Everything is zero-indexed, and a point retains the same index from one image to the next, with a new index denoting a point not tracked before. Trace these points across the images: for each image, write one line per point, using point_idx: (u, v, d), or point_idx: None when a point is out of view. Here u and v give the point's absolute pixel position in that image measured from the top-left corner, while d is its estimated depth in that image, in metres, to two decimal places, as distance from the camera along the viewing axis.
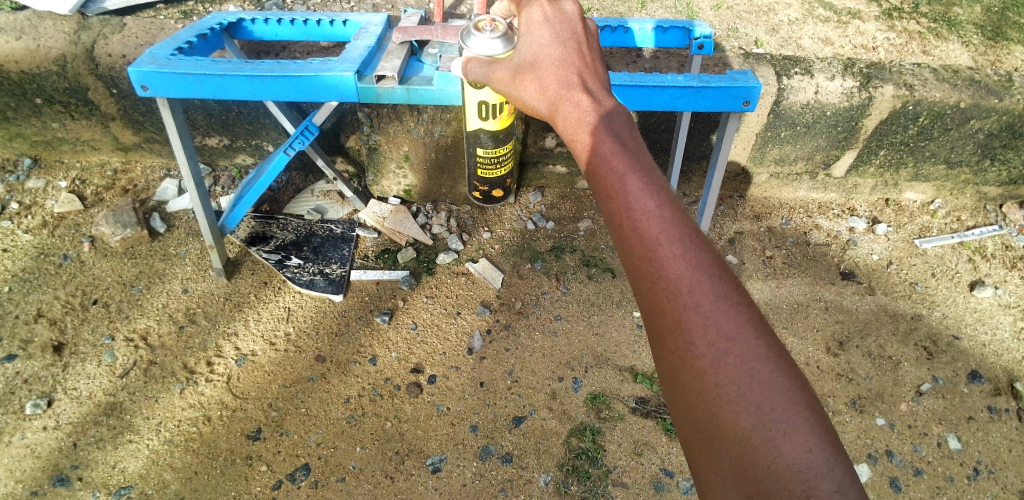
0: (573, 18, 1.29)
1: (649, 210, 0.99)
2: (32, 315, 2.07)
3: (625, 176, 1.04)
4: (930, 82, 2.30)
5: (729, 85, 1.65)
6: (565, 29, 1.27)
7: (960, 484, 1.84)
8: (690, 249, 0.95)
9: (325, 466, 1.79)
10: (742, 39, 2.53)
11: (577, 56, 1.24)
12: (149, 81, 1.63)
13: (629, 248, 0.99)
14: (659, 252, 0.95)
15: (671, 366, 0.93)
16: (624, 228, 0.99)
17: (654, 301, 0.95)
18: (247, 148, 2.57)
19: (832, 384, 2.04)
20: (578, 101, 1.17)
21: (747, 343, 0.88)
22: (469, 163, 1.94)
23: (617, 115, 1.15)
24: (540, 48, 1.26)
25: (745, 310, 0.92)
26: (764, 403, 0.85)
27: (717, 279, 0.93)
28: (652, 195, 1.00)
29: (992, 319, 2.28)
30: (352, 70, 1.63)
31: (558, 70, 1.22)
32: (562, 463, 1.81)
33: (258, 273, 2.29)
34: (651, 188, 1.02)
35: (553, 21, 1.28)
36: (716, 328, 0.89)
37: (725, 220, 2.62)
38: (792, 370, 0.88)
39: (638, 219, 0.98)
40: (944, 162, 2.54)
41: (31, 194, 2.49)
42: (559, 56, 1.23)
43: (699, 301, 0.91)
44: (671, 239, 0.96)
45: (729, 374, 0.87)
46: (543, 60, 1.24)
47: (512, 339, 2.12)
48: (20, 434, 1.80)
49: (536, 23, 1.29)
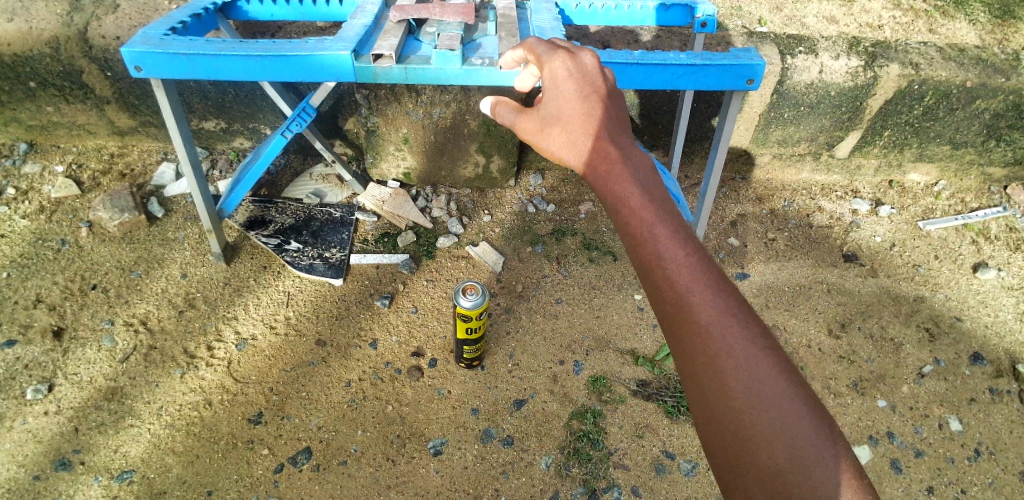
0: (595, 70, 1.17)
1: (681, 260, 0.93)
2: (31, 301, 2.06)
3: (655, 226, 0.97)
4: (935, 61, 2.28)
5: (732, 63, 1.62)
6: (588, 83, 1.15)
7: (960, 465, 1.82)
8: (719, 295, 0.92)
9: (327, 449, 1.78)
10: (745, 18, 2.45)
11: (603, 110, 1.12)
12: (143, 61, 1.60)
13: (660, 297, 0.94)
14: (691, 300, 0.91)
15: (703, 407, 0.89)
16: (656, 279, 0.94)
17: (689, 349, 0.91)
18: (243, 131, 2.54)
19: (833, 366, 2.03)
20: (607, 154, 1.07)
21: (776, 381, 0.87)
22: (454, 344, 1.92)
23: (643, 164, 1.07)
24: (565, 101, 1.14)
25: (772, 350, 0.89)
26: (795, 438, 0.84)
27: (746, 324, 0.90)
28: (680, 243, 0.95)
29: (995, 301, 2.26)
30: (349, 49, 1.60)
31: (585, 123, 1.11)
32: (562, 446, 1.80)
33: (257, 257, 2.28)
34: (680, 235, 0.96)
35: (576, 74, 1.16)
36: (747, 370, 0.87)
37: (727, 202, 2.60)
38: (818, 406, 0.87)
39: (671, 270, 0.93)
40: (949, 143, 2.51)
41: (27, 179, 2.46)
42: (585, 109, 1.12)
43: (730, 343, 0.89)
44: (701, 287, 0.92)
45: (761, 413, 0.85)
46: (568, 111, 1.12)
47: (513, 321, 2.12)
48: (21, 419, 1.79)
49: (559, 77, 1.16)
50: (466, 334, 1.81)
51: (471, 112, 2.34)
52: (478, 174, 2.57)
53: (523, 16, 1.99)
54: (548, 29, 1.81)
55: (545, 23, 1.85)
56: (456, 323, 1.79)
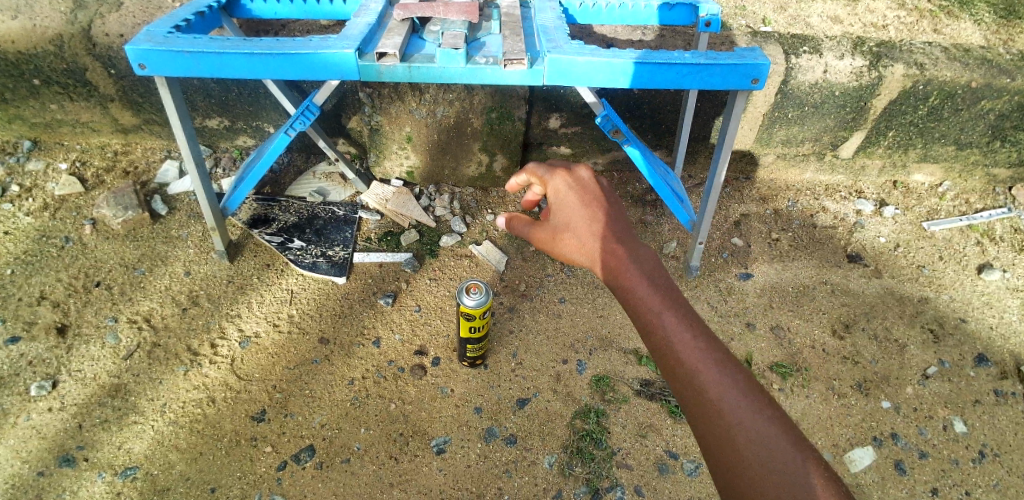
0: (592, 182, 1.33)
1: (687, 341, 1.10)
2: (35, 298, 2.06)
3: (662, 314, 1.13)
4: (940, 61, 2.27)
5: (737, 63, 1.62)
6: (588, 194, 1.31)
7: (964, 467, 1.81)
8: (724, 370, 1.08)
9: (330, 447, 1.78)
10: (750, 18, 2.44)
11: (605, 213, 1.27)
12: (147, 59, 1.60)
13: (675, 378, 1.10)
14: (699, 376, 1.08)
15: (722, 474, 1.03)
16: (669, 362, 1.10)
17: (704, 422, 1.06)
18: (247, 129, 2.54)
19: (837, 367, 2.03)
20: (616, 252, 1.21)
21: (777, 439, 1.03)
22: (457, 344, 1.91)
23: (646, 257, 1.22)
24: (570, 211, 1.29)
25: (770, 410, 1.06)
26: (798, 487, 0.99)
27: (746, 391, 1.07)
28: (687, 327, 1.12)
29: (1000, 303, 2.25)
30: (352, 47, 1.59)
31: (592, 228, 1.25)
32: (565, 445, 1.80)
33: (260, 255, 2.28)
34: (685, 320, 1.13)
35: (575, 187, 1.32)
36: (752, 432, 1.03)
37: (731, 202, 2.60)
38: (814, 456, 1.03)
39: (680, 352, 1.10)
40: (953, 143, 2.50)
41: (31, 176, 2.47)
42: (589, 216, 1.27)
43: (737, 412, 1.05)
44: (707, 365, 1.08)
45: (769, 470, 1.00)
46: (575, 220, 1.27)
47: (516, 320, 2.12)
48: (25, 415, 1.79)
49: (560, 189, 1.33)
50: (470, 332, 1.81)
51: (474, 111, 2.33)
52: (482, 173, 2.56)
53: (526, 14, 1.98)
54: (551, 28, 1.81)
55: (549, 22, 1.85)
56: (459, 321, 1.79)
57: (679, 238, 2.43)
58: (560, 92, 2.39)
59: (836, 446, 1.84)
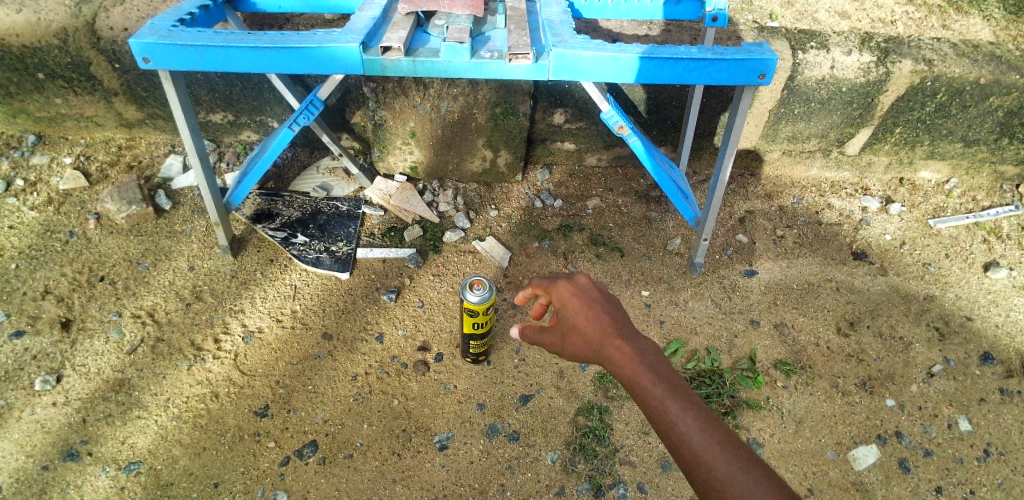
0: (590, 283, 1.33)
1: (710, 451, 1.04)
2: (40, 292, 2.07)
3: (680, 423, 1.08)
4: (949, 58, 2.25)
5: (744, 58, 1.60)
6: (588, 297, 1.31)
7: (969, 466, 1.80)
8: (753, 479, 1.00)
9: (333, 442, 1.78)
10: (756, 13, 2.42)
11: (608, 318, 1.26)
12: (151, 53, 1.60)
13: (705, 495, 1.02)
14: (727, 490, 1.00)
15: None
16: (694, 474, 1.04)
17: None
18: (250, 124, 2.54)
19: (842, 365, 2.02)
20: (624, 359, 1.19)
21: None
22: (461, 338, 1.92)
23: (656, 360, 1.17)
24: (576, 318, 1.29)
25: None
26: None
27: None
28: (705, 436, 1.05)
29: (1006, 301, 2.24)
30: (357, 41, 1.58)
31: (598, 336, 1.25)
32: (568, 442, 1.80)
33: (263, 251, 2.28)
34: (704, 427, 1.06)
35: (575, 293, 1.32)
36: None
37: (735, 199, 2.58)
38: None
39: (703, 464, 1.03)
40: (961, 140, 2.48)
41: (35, 170, 2.47)
42: (592, 323, 1.27)
43: None
44: (737, 475, 1.01)
45: None
46: (581, 327, 1.28)
47: (519, 316, 2.11)
48: (29, 409, 1.80)
49: (562, 297, 1.33)
50: (473, 330, 1.81)
51: (478, 106, 2.33)
52: (485, 168, 2.56)
53: (532, 9, 1.97)
54: (557, 22, 1.79)
55: (554, 16, 1.84)
56: (463, 317, 1.79)
57: (684, 235, 2.42)
58: (565, 87, 2.38)
59: (840, 444, 1.83)
